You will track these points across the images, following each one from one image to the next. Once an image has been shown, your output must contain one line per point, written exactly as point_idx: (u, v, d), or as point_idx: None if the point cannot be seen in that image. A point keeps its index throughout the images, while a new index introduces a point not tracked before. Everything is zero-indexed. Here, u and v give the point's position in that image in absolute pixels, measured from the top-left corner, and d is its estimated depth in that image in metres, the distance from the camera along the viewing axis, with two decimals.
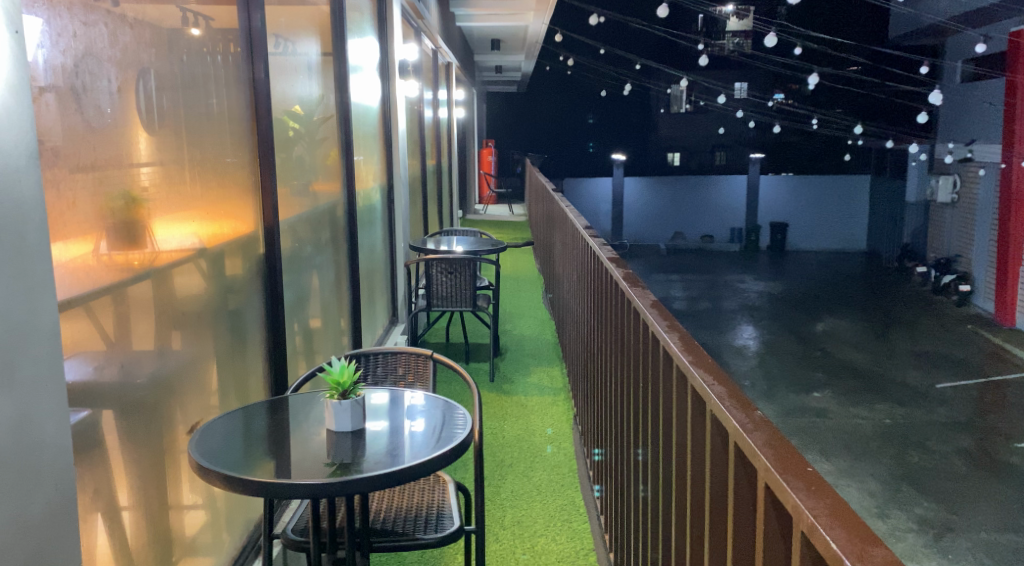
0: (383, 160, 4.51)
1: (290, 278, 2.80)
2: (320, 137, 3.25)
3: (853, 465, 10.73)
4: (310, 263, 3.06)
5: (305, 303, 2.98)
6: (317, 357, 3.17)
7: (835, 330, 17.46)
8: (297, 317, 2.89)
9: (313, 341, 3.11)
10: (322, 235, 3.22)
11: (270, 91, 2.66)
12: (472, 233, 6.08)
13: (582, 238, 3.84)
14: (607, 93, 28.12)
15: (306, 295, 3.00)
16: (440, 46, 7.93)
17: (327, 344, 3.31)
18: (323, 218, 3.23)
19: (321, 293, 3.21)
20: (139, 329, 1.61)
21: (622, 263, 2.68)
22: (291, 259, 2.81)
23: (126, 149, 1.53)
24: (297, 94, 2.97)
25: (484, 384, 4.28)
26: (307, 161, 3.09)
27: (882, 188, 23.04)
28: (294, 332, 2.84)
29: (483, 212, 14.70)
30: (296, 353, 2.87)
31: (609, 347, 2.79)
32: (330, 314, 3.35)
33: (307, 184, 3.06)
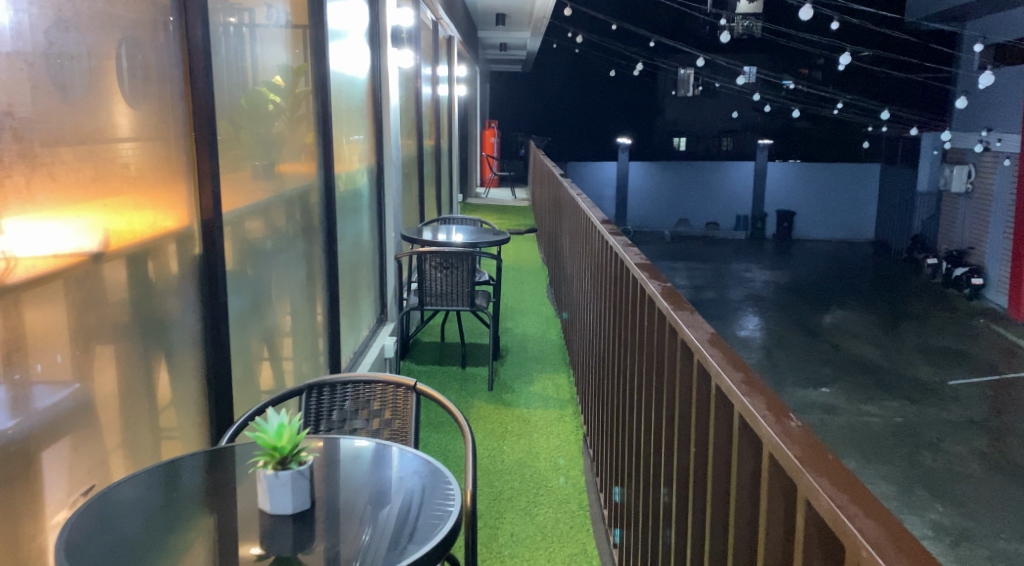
0: (372, 137, 3.96)
1: (248, 278, 2.28)
2: (296, 111, 2.75)
3: (863, 466, 10.39)
4: (272, 259, 2.53)
5: (267, 309, 2.47)
6: (283, 367, 2.68)
7: (844, 322, 16.98)
8: (256, 326, 2.37)
9: (278, 348, 2.61)
10: (291, 224, 2.71)
11: (235, 56, 2.16)
12: (472, 221, 5.58)
13: (596, 226, 3.30)
14: (615, 73, 26.25)
15: (268, 300, 2.50)
16: (440, 17, 7.32)
17: (298, 349, 2.82)
18: (292, 204, 2.70)
19: (290, 294, 2.71)
20: (24, 354, 1.19)
21: (654, 268, 2.11)
22: (250, 256, 2.30)
23: (39, 112, 1.21)
24: (270, 60, 2.47)
25: (481, 394, 3.81)
26: (276, 138, 2.55)
27: (893, 176, 22.51)
28: (252, 342, 2.33)
29: (485, 196, 14.22)
30: (256, 367, 2.37)
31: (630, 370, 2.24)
32: (303, 318, 2.86)
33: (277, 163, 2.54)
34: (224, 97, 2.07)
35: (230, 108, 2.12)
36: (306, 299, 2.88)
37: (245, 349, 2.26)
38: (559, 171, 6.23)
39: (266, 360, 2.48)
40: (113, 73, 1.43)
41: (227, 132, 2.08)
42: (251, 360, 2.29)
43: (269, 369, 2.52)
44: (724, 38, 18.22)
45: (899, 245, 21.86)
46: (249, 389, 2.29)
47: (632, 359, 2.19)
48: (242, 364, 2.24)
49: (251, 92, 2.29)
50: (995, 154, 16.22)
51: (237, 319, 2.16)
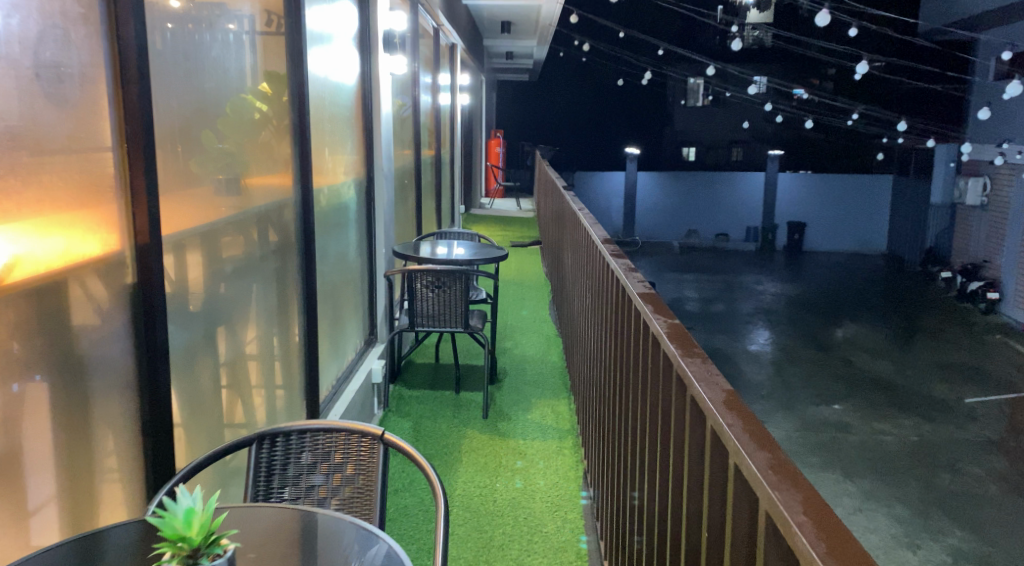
0: (360, 147, 3.72)
1: (205, 305, 2.04)
2: (269, 120, 2.52)
3: (878, 488, 10.10)
4: (239, 283, 2.30)
5: (228, 338, 2.23)
6: (251, 399, 2.43)
7: (856, 337, 16.67)
8: (214, 358, 2.12)
9: (243, 377, 2.35)
10: (262, 244, 2.47)
11: (191, 58, 1.92)
12: (471, 235, 5.35)
13: (597, 244, 3.05)
14: (623, 83, 25.76)
15: (233, 327, 2.26)
16: (441, 24, 7.11)
17: (269, 376, 2.57)
18: (262, 221, 2.46)
19: (258, 317, 2.47)
20: None
21: (657, 298, 1.86)
22: (209, 278, 2.06)
23: None
24: (236, 65, 2.23)
25: (476, 423, 3.56)
26: (244, 149, 2.31)
27: (906, 188, 22.21)
28: (210, 375, 2.09)
29: (490, 207, 14.03)
30: (214, 403, 2.12)
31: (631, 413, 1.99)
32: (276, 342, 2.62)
33: (245, 177, 2.31)
34: (175, 103, 1.84)
35: (185, 115, 1.89)
36: (279, 323, 2.64)
37: (200, 383, 2.02)
38: (562, 184, 6.00)
39: (228, 390, 2.24)
40: (12, 74, 1.19)
41: (179, 145, 1.85)
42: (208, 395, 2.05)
43: (233, 401, 2.27)
44: (735, 47, 18.01)
45: (912, 258, 21.54)
46: (204, 428, 2.05)
47: (633, 400, 1.94)
48: (194, 401, 1.99)
49: (213, 98, 2.07)
50: (1010, 167, 15.93)
51: (186, 351, 1.91)
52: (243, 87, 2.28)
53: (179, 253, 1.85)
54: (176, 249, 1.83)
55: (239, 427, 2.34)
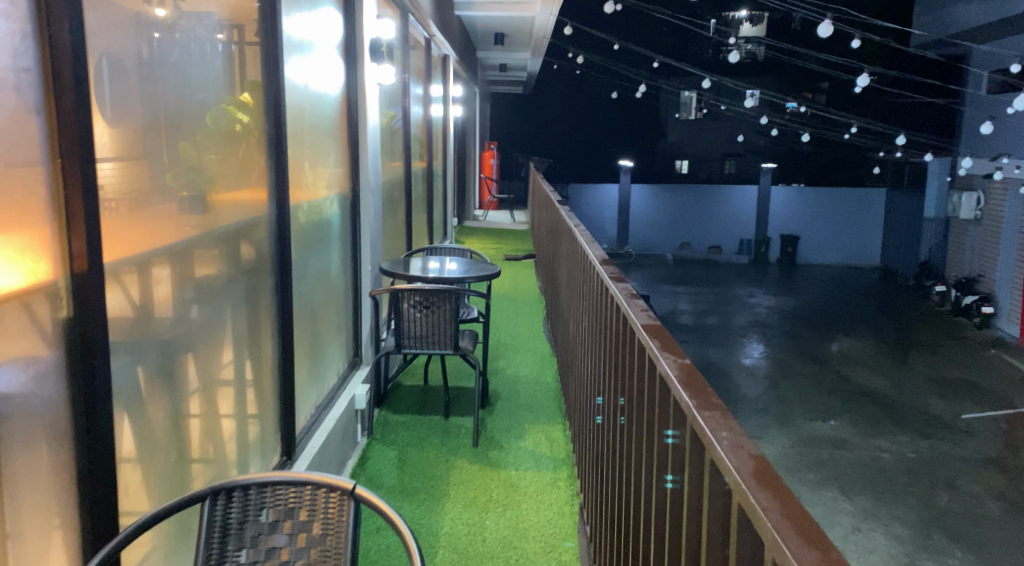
0: (344, 159, 3.53)
1: (167, 333, 1.86)
2: (243, 131, 2.33)
3: (876, 506, 9.94)
4: (209, 308, 2.12)
5: (193, 368, 2.04)
6: (221, 431, 2.25)
7: (851, 351, 16.55)
8: (181, 387, 1.95)
9: (210, 409, 2.16)
10: (234, 265, 2.28)
11: (150, 63, 1.74)
12: (461, 251, 5.16)
13: (593, 264, 2.87)
14: (618, 96, 25.58)
15: (200, 355, 2.08)
16: (433, 34, 6.96)
17: (242, 404, 2.39)
18: (235, 241, 2.27)
19: (229, 344, 2.28)
20: None
21: (661, 329, 1.68)
22: (172, 302, 1.88)
23: None
24: (205, 71, 2.05)
25: (466, 451, 3.36)
26: (215, 164, 2.13)
27: (899, 202, 22.22)
28: (169, 409, 1.89)
29: (483, 219, 13.88)
30: (178, 441, 1.94)
31: (633, 455, 1.81)
32: (251, 370, 2.45)
33: (217, 192, 2.13)
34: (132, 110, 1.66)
35: (145, 124, 1.72)
36: (254, 348, 2.46)
37: (161, 420, 1.84)
38: (557, 198, 5.83)
39: (197, 419, 2.06)
40: None
41: (134, 155, 1.66)
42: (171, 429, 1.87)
43: (201, 434, 2.09)
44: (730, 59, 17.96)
45: (906, 272, 21.50)
46: (165, 467, 1.86)
47: (637, 445, 1.76)
48: (154, 438, 1.81)
49: (181, 108, 1.90)
50: (1004, 181, 15.87)
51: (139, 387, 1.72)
52: (215, 96, 2.11)
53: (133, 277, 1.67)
54: (129, 273, 1.65)
55: (206, 463, 2.14)
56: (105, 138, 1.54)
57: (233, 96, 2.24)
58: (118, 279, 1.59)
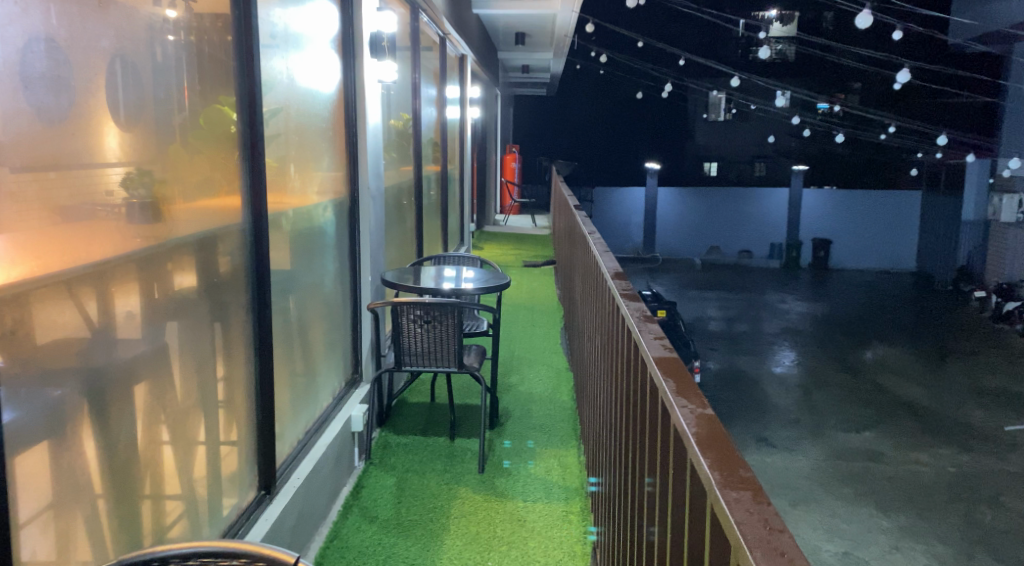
0: (338, 162, 3.27)
1: (132, 355, 1.69)
2: (216, 133, 2.11)
3: (916, 523, 9.53)
4: (182, 327, 1.94)
5: (162, 390, 1.84)
6: (197, 461, 2.04)
7: (886, 359, 16.00)
8: (151, 411, 1.79)
9: (186, 430, 1.97)
10: (207, 282, 2.07)
11: (99, 48, 1.55)
12: (471, 260, 4.85)
13: (607, 276, 2.56)
14: (642, 96, 24.61)
15: (178, 376, 1.93)
16: (448, 33, 6.73)
17: (219, 432, 2.18)
18: (208, 252, 2.06)
19: (206, 364, 2.09)
20: None
21: (678, 364, 1.38)
22: (136, 322, 1.70)
23: None
24: (170, 62, 1.86)
25: (472, 479, 3.09)
26: (188, 168, 1.94)
27: (936, 205, 21.55)
28: (137, 435, 1.72)
29: (505, 223, 13.66)
30: (145, 470, 1.76)
31: (646, 509, 1.54)
32: (231, 397, 2.25)
33: (192, 201, 1.97)
34: (122, 111, 1.64)
35: (136, 126, 1.70)
36: (229, 371, 2.24)
37: (126, 444, 1.66)
38: (576, 203, 5.52)
39: (168, 446, 1.88)
40: None
41: (128, 159, 1.66)
42: (134, 462, 1.69)
43: (175, 461, 1.91)
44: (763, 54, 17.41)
45: (943, 277, 20.84)
46: (126, 503, 1.67)
47: (652, 505, 1.48)
48: (121, 462, 1.65)
49: (157, 108, 1.79)
50: None
51: (97, 413, 1.55)
52: (194, 97, 1.98)
53: (87, 292, 1.51)
54: (82, 287, 1.48)
55: (178, 496, 1.95)
56: (115, 146, 1.61)
57: (212, 98, 2.07)
58: (64, 293, 1.42)
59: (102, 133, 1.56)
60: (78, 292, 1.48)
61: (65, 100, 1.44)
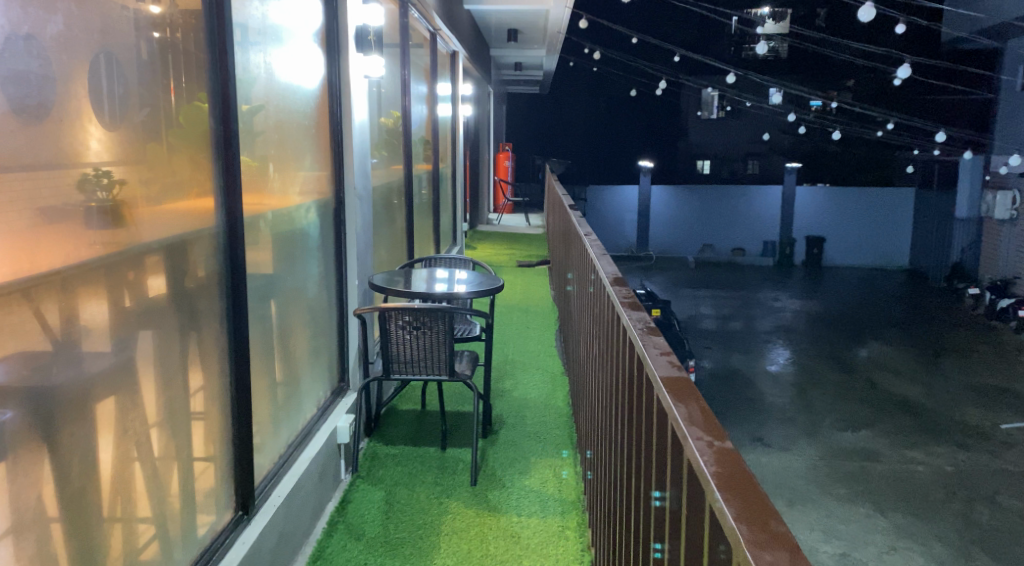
0: (323, 162, 3.13)
1: (106, 363, 1.59)
2: (191, 131, 1.99)
3: (912, 523, 9.46)
4: (155, 337, 1.81)
5: (133, 403, 1.71)
6: (170, 478, 1.91)
7: (881, 357, 15.95)
8: (122, 424, 1.67)
9: (158, 445, 1.84)
10: (181, 288, 1.94)
11: (68, 35, 1.46)
12: (462, 262, 4.72)
13: (605, 280, 2.42)
14: (636, 94, 24.56)
15: (152, 391, 1.80)
16: (438, 29, 6.59)
17: (194, 448, 2.05)
18: (181, 257, 1.93)
19: (181, 373, 1.96)
20: None
21: (688, 383, 1.25)
22: (106, 332, 1.59)
23: None
24: (145, 53, 1.75)
25: (464, 493, 2.95)
26: (160, 165, 1.82)
27: (930, 202, 21.53)
28: (105, 450, 1.60)
29: (498, 222, 13.55)
30: (112, 487, 1.63)
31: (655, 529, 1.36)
32: (207, 412, 2.12)
33: (161, 203, 1.82)
34: (97, 104, 1.56)
35: (111, 118, 1.61)
36: (206, 382, 2.11)
37: (90, 462, 1.53)
38: (570, 202, 5.34)
39: (139, 463, 1.75)
40: None
41: (105, 155, 1.58)
42: (98, 479, 1.56)
43: (146, 479, 1.78)
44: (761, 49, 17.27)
45: (937, 275, 20.81)
46: (85, 530, 1.53)
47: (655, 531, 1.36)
48: (83, 483, 1.52)
49: (125, 101, 1.67)
50: None
51: (58, 431, 1.43)
52: (170, 92, 1.87)
53: (47, 302, 1.39)
54: (40, 294, 1.36)
55: (150, 515, 1.81)
56: (99, 145, 1.56)
57: (184, 92, 1.93)
58: (20, 301, 1.31)
59: (84, 130, 1.51)
60: (36, 298, 1.36)
61: (45, 93, 1.39)
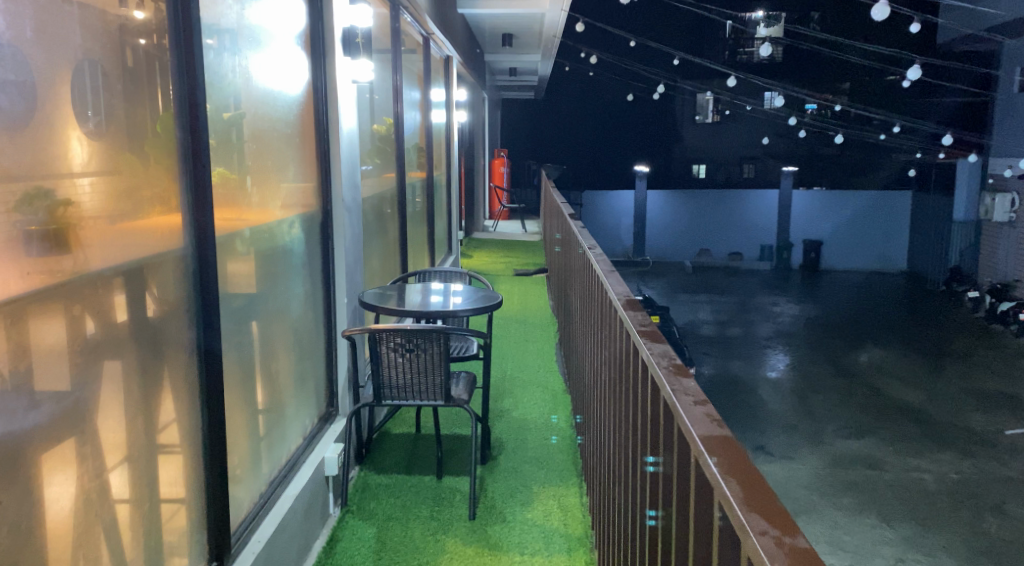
0: (306, 175, 2.90)
1: (67, 400, 1.41)
2: (161, 141, 1.80)
3: (919, 534, 9.26)
4: (122, 367, 1.62)
5: (92, 445, 1.50)
6: (137, 526, 1.70)
7: (881, 362, 15.77)
8: (83, 468, 1.47)
9: (122, 493, 1.63)
10: (150, 312, 1.74)
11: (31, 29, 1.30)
12: (457, 275, 4.49)
13: (613, 300, 2.21)
14: (633, 98, 24.11)
15: (115, 434, 1.59)
16: (432, 33, 6.40)
17: (166, 488, 1.84)
18: (148, 277, 1.72)
19: (150, 406, 1.76)
20: None
21: (731, 442, 1.04)
22: (67, 365, 1.41)
23: None
24: (112, 51, 1.57)
25: (461, 528, 2.74)
26: (127, 175, 1.63)
27: (927, 205, 21.43)
28: (61, 504, 1.40)
29: (493, 229, 13.34)
30: (61, 547, 1.41)
31: (651, 491, 1.56)
32: (180, 452, 1.91)
33: (122, 221, 1.60)
34: (67, 106, 1.41)
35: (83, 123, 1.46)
36: (180, 415, 1.91)
37: (37, 516, 1.33)
38: (570, 211, 5.09)
39: (101, 511, 1.55)
40: None
41: (74, 162, 1.43)
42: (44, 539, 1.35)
43: (108, 528, 1.58)
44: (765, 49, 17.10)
45: (935, 278, 20.66)
46: None
47: (658, 486, 1.48)
48: (27, 544, 1.31)
49: (95, 104, 1.51)
50: None
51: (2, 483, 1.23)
52: (144, 97, 1.71)
53: None
54: None
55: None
56: (81, 154, 1.45)
57: (145, 97, 1.71)
58: None
59: (66, 141, 1.41)
60: None
61: (17, 101, 1.26)
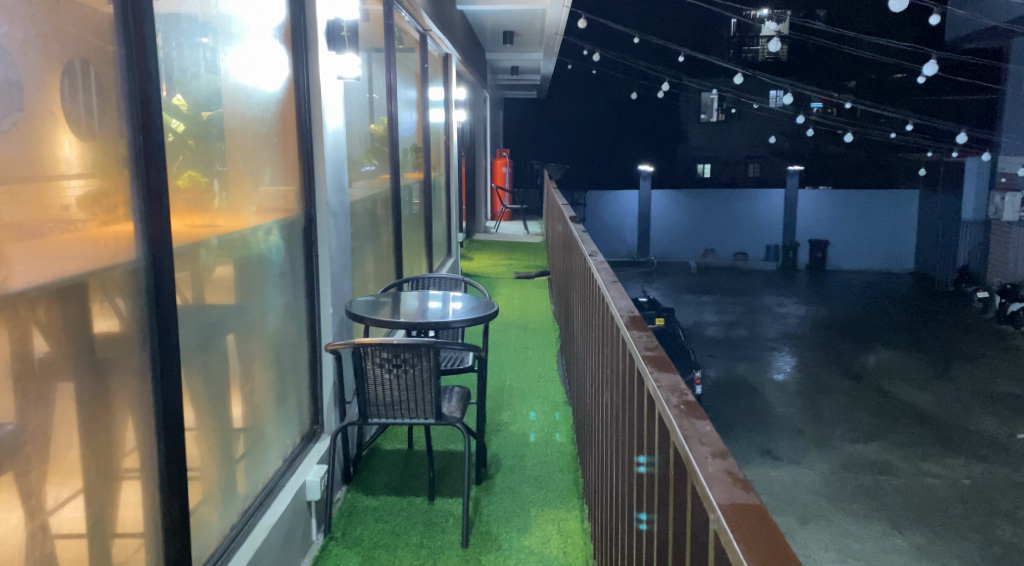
0: (285, 179, 2.70)
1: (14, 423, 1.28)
2: (115, 141, 1.62)
3: (932, 542, 9.04)
4: (76, 388, 1.46)
5: (35, 475, 1.34)
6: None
7: (889, 364, 15.52)
8: (26, 502, 1.32)
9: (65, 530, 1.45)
10: (103, 326, 1.57)
11: None
12: (452, 282, 4.29)
13: (615, 316, 2.00)
14: (637, 96, 24.14)
15: (45, 486, 1.37)
16: (429, 29, 6.20)
17: (124, 522, 1.67)
18: (101, 289, 1.55)
19: (103, 430, 1.58)
20: None
21: (759, 510, 0.84)
22: (17, 385, 1.29)
23: None
24: (64, 43, 1.43)
25: (451, 557, 2.54)
26: (80, 177, 1.48)
27: (935, 204, 21.17)
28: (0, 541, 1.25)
29: (495, 230, 13.13)
30: None
31: (642, 490, 1.53)
32: (133, 491, 1.71)
33: (78, 228, 1.47)
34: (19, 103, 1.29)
35: (40, 123, 1.35)
36: (141, 441, 1.74)
37: None
38: (571, 214, 4.91)
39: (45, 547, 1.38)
40: None
41: (31, 161, 1.32)
42: None
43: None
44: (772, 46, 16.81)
45: (943, 278, 20.40)
46: None
47: (661, 538, 1.30)
48: None
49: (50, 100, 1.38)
50: None
51: None
52: (103, 93, 1.57)
53: None
54: None
55: None
56: (73, 156, 1.45)
57: (98, 96, 1.55)
58: None
59: (58, 143, 1.40)
60: None
61: None
